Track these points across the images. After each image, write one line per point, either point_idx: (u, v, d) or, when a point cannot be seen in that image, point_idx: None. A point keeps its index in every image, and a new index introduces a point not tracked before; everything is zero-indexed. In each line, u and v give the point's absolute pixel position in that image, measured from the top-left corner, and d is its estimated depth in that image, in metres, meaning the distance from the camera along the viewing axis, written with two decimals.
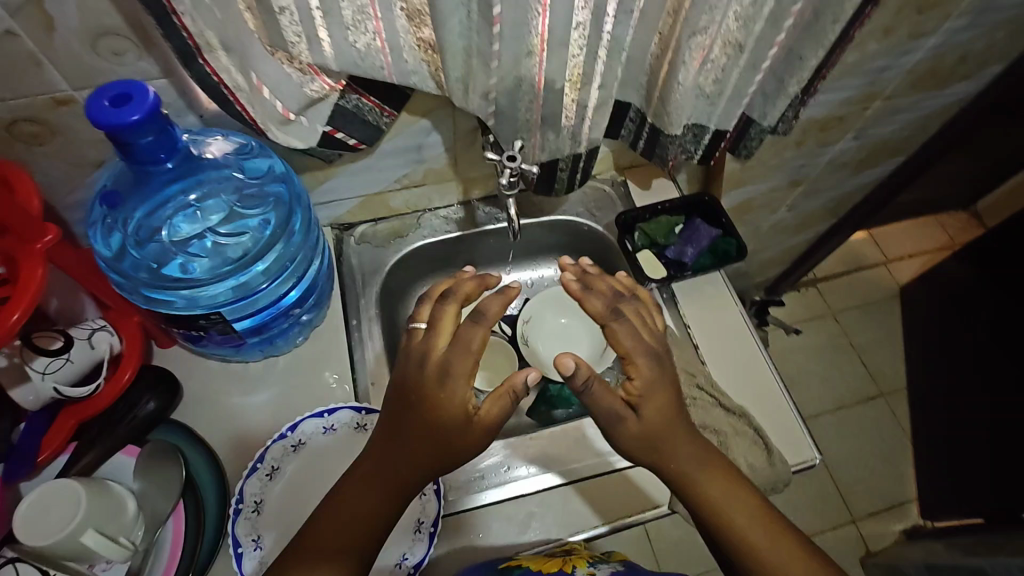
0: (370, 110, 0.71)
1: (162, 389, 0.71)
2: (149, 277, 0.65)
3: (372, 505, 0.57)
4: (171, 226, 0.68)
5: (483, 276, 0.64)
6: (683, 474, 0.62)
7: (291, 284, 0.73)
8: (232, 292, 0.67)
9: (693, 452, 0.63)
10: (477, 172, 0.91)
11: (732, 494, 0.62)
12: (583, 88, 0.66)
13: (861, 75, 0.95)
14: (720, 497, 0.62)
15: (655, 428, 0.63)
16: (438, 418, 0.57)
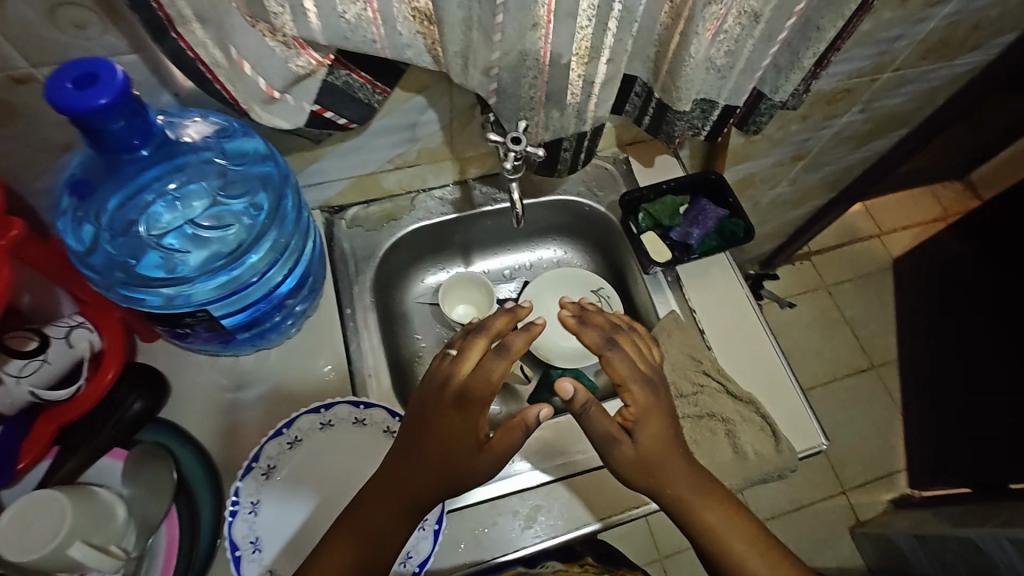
0: (361, 87, 0.65)
1: (146, 388, 0.69)
2: (124, 275, 0.60)
3: (384, 527, 0.58)
4: (147, 217, 0.63)
5: (514, 309, 0.68)
6: (685, 504, 0.64)
7: (282, 275, 0.68)
8: (223, 288, 0.63)
9: (694, 480, 0.65)
10: (473, 150, 0.87)
11: (731, 522, 0.64)
12: (591, 63, 0.61)
13: (874, 45, 0.91)
14: (719, 525, 0.64)
15: (654, 455, 0.64)
16: (448, 441, 0.60)
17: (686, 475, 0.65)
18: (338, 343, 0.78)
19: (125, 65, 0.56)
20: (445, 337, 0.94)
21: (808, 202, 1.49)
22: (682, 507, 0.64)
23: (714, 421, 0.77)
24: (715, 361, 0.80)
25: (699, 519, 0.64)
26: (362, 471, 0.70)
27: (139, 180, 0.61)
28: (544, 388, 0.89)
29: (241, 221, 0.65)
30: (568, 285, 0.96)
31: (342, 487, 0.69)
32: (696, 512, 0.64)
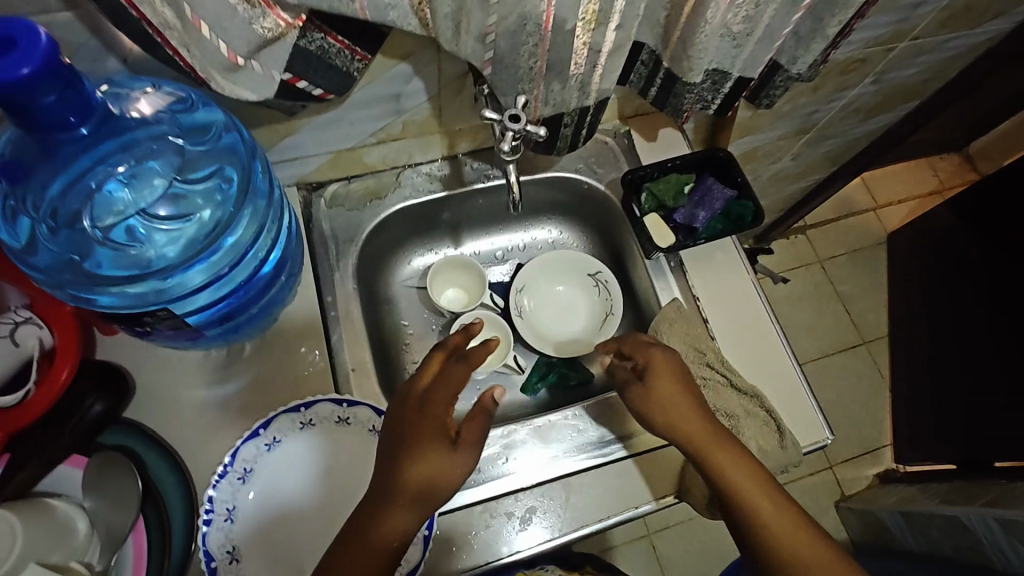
0: (338, 53, 0.58)
1: (108, 389, 0.62)
2: (69, 274, 0.54)
3: (394, 483, 0.55)
4: (93, 207, 0.55)
5: (467, 328, 0.71)
6: (698, 441, 0.64)
7: (252, 268, 0.63)
8: (205, 275, 0.58)
9: (707, 422, 0.65)
10: (463, 123, 0.79)
11: (744, 465, 0.62)
12: (598, 29, 0.54)
13: (897, 12, 0.84)
14: (732, 466, 0.62)
15: (662, 396, 0.67)
16: (427, 430, 0.58)
17: (699, 417, 0.65)
18: (319, 334, 0.73)
19: (59, 24, 0.48)
20: (434, 324, 0.88)
21: (808, 176, 1.44)
22: (695, 446, 0.64)
23: (717, 417, 0.73)
24: (719, 353, 0.76)
25: (711, 462, 0.62)
26: (346, 473, 0.67)
27: (79, 164, 0.52)
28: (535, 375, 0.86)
29: (202, 211, 0.58)
30: (563, 268, 0.90)
31: (326, 492, 0.66)
32: (708, 450, 0.63)
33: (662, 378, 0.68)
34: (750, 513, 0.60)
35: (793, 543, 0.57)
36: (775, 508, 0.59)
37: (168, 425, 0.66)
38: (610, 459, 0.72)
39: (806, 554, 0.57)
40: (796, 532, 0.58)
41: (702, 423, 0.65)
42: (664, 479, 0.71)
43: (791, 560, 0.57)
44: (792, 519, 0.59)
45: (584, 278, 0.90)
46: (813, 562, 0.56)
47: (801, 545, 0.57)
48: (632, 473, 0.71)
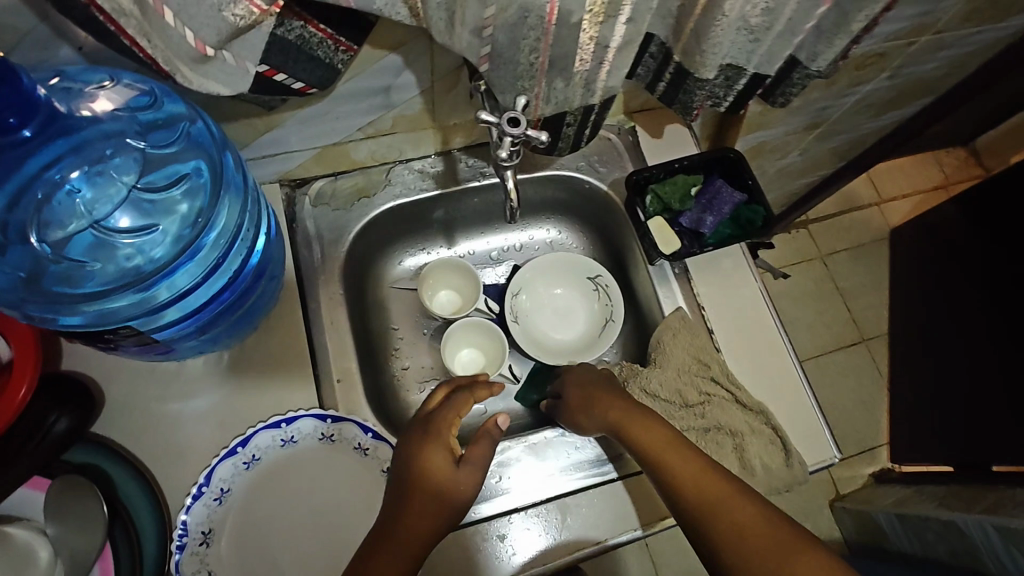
0: (320, 43, 0.52)
1: (72, 405, 0.58)
2: (23, 293, 0.50)
3: (419, 475, 0.57)
4: (43, 221, 0.52)
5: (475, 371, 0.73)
6: (617, 416, 0.65)
7: (241, 261, 0.59)
8: (195, 273, 0.55)
9: (626, 402, 0.66)
10: (458, 118, 0.74)
11: (657, 430, 0.62)
12: (607, 22, 0.49)
13: (921, 5, 0.79)
14: (649, 431, 0.62)
15: (580, 393, 0.70)
16: (433, 447, 0.58)
17: (619, 399, 0.67)
18: (303, 344, 0.69)
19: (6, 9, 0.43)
20: (426, 328, 0.84)
21: (815, 171, 1.39)
22: (617, 424, 0.64)
23: (722, 435, 0.70)
24: (725, 367, 0.72)
25: (629, 436, 0.62)
26: (330, 493, 0.63)
27: (24, 172, 0.50)
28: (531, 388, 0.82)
29: (174, 217, 0.55)
30: (562, 271, 0.86)
31: (310, 514, 0.62)
32: (626, 421, 0.64)
33: (575, 385, 0.71)
34: (665, 472, 0.58)
35: (697, 483, 0.55)
36: (683, 458, 0.58)
37: (140, 442, 0.63)
38: (606, 481, 0.69)
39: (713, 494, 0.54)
40: (702, 478, 0.56)
41: (626, 404, 0.66)
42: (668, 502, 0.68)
43: (700, 506, 0.54)
44: (698, 465, 0.57)
45: (584, 282, 0.86)
46: (722, 502, 0.53)
47: (707, 485, 0.55)
48: (631, 494, 0.68)
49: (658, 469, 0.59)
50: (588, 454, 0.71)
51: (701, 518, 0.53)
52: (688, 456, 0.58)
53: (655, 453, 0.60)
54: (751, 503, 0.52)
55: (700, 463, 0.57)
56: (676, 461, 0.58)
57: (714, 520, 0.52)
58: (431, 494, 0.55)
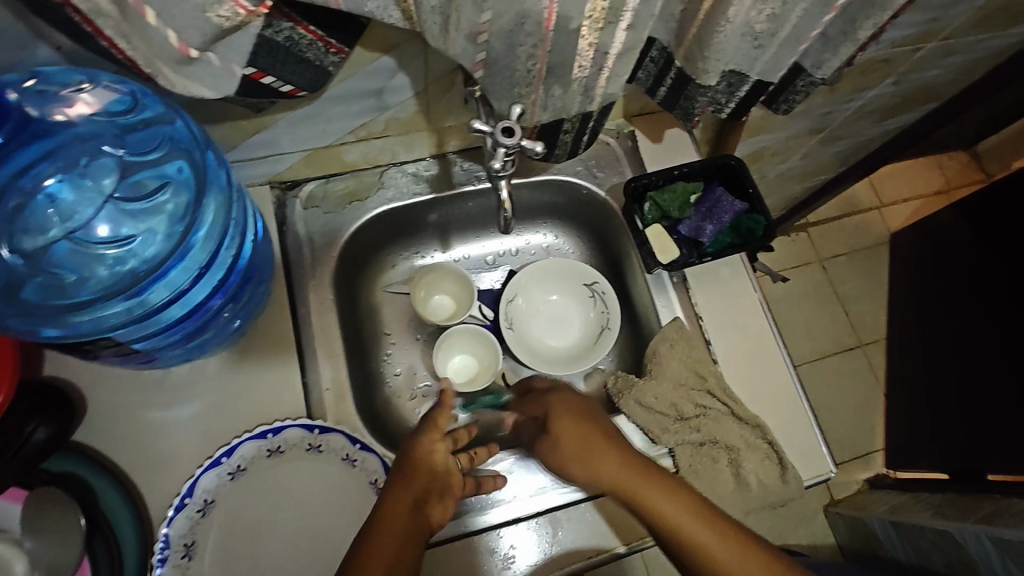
0: (309, 45, 0.50)
1: (53, 413, 0.57)
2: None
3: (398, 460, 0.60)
4: (18, 230, 0.51)
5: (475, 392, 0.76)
6: (626, 484, 0.58)
7: (235, 256, 0.58)
8: (188, 273, 0.54)
9: (633, 460, 0.59)
10: (453, 120, 0.72)
11: (679, 501, 0.55)
12: (607, 28, 0.47)
13: (928, 12, 0.77)
14: (666, 507, 0.55)
15: (569, 442, 0.62)
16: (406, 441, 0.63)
17: (622, 459, 0.60)
18: (292, 352, 0.67)
19: None
20: (418, 334, 0.83)
21: (816, 175, 1.37)
22: (630, 493, 0.57)
23: (717, 448, 0.69)
24: (721, 379, 0.71)
25: (642, 505, 0.56)
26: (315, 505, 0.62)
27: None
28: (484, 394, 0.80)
29: (160, 222, 0.54)
30: (558, 277, 0.84)
31: (295, 527, 0.61)
32: (643, 492, 0.56)
33: (564, 423, 0.64)
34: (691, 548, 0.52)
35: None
36: (720, 540, 0.52)
37: (123, 451, 0.61)
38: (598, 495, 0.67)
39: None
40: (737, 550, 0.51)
41: (636, 468, 0.59)
42: None
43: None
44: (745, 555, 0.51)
45: (580, 289, 0.84)
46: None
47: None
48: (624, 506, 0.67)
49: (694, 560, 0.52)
50: None
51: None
52: (731, 543, 0.52)
53: (684, 538, 0.53)
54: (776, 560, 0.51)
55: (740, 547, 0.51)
56: (715, 546, 0.51)
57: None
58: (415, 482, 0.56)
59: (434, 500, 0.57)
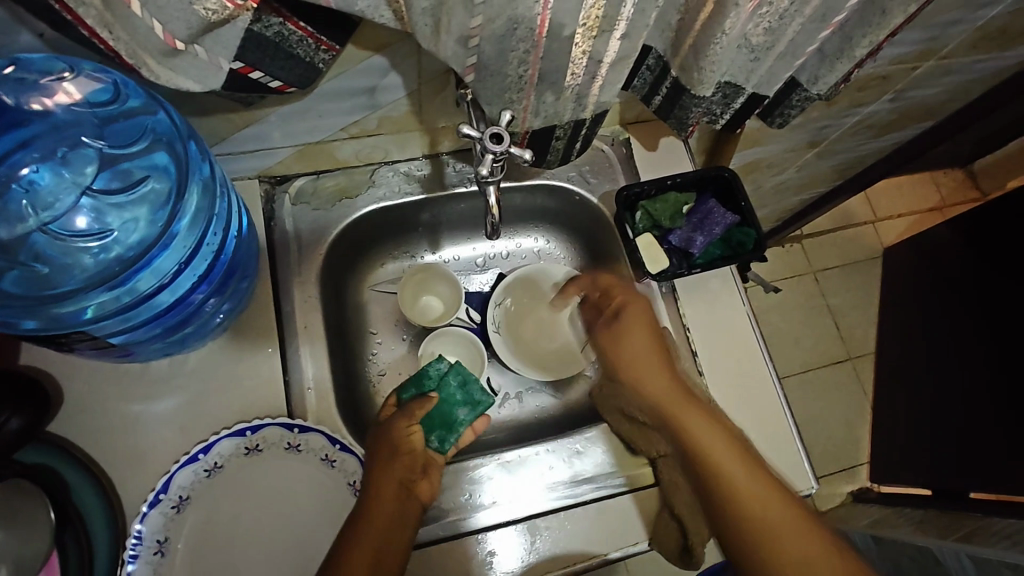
0: (300, 41, 0.50)
1: (28, 404, 0.55)
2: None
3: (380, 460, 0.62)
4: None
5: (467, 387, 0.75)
6: (685, 431, 0.61)
7: (221, 243, 0.57)
8: (170, 263, 0.53)
9: (695, 410, 0.63)
10: (447, 121, 0.72)
11: (727, 441, 0.60)
12: (600, 37, 0.47)
13: (926, 31, 0.77)
14: (714, 438, 0.60)
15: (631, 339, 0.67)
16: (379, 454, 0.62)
17: (669, 376, 0.65)
18: (274, 349, 0.67)
19: None
20: (405, 334, 0.82)
21: (811, 188, 1.37)
22: (688, 441, 0.61)
23: None
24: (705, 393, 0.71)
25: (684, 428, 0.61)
26: (290, 506, 0.61)
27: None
28: (436, 426, 0.67)
29: (142, 214, 0.53)
30: (548, 282, 0.84)
31: (271, 526, 0.61)
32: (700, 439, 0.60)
33: (636, 320, 0.68)
34: (720, 472, 0.58)
35: (779, 528, 0.55)
36: (747, 478, 0.57)
37: (98, 445, 0.60)
38: (581, 504, 0.67)
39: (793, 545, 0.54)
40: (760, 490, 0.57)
41: (699, 419, 0.62)
42: (643, 527, 0.67)
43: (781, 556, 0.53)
44: (783, 510, 0.56)
45: None
46: (799, 555, 0.53)
47: (783, 527, 0.55)
48: (606, 517, 0.66)
49: (735, 507, 0.56)
50: (564, 474, 0.69)
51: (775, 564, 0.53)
52: (768, 489, 0.57)
53: (728, 482, 0.57)
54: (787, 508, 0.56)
55: (781, 504, 0.56)
56: (744, 479, 0.57)
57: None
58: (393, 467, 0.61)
59: (419, 476, 0.63)
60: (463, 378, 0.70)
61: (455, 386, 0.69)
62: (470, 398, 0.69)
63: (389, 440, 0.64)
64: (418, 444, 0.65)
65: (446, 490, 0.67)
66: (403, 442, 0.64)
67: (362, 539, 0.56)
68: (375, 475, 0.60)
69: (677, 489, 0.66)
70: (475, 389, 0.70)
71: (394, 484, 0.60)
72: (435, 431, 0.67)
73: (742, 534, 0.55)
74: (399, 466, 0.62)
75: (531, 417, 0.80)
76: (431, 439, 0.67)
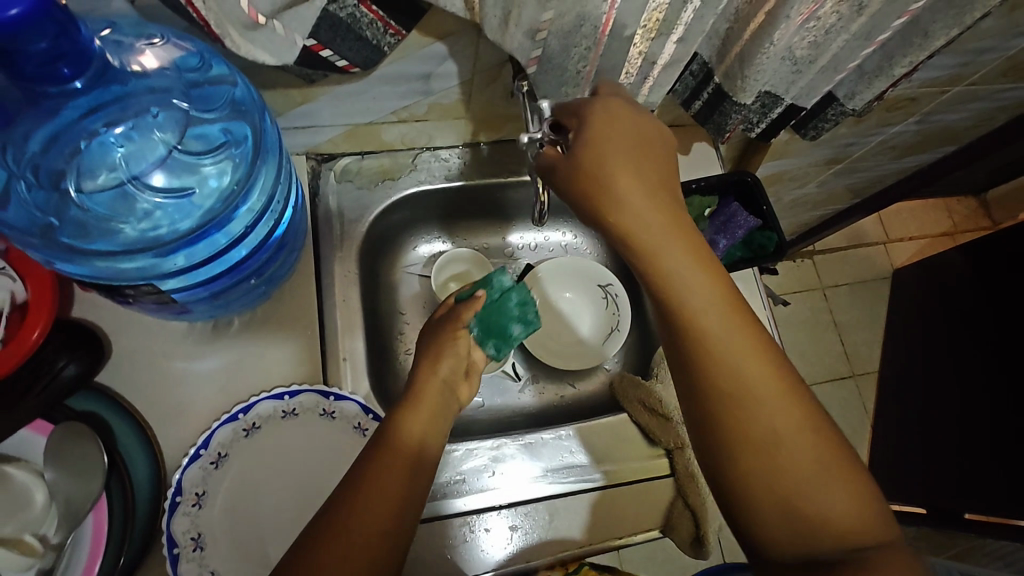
0: (370, 24, 0.52)
1: (83, 350, 0.58)
2: (40, 240, 0.50)
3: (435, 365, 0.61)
4: (77, 171, 0.51)
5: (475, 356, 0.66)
6: (680, 288, 0.50)
7: (269, 227, 0.60)
8: (223, 238, 0.55)
9: (695, 277, 0.50)
10: (491, 113, 0.74)
11: (738, 352, 0.49)
12: (658, 39, 0.51)
13: (960, 56, 0.79)
14: (725, 347, 0.49)
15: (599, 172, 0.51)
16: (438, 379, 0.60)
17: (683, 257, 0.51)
18: (314, 317, 0.69)
19: None
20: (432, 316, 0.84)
21: (829, 205, 1.39)
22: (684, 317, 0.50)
23: None
24: None
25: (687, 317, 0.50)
26: (323, 470, 0.63)
27: (63, 118, 0.49)
28: (492, 336, 0.67)
29: (210, 185, 0.55)
30: (570, 274, 0.87)
31: (303, 488, 0.62)
32: (697, 312, 0.49)
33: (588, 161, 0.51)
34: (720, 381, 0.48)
35: (768, 409, 0.47)
36: (769, 394, 0.48)
37: (143, 398, 0.63)
38: (598, 486, 0.70)
39: (781, 427, 0.47)
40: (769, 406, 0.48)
41: (707, 280, 0.50)
42: (653, 513, 0.70)
43: (757, 447, 0.47)
44: (774, 377, 0.49)
45: (594, 289, 0.86)
46: (782, 441, 0.47)
47: (761, 414, 0.47)
48: (621, 501, 0.70)
49: (725, 398, 0.48)
50: (581, 461, 0.71)
51: (756, 462, 0.47)
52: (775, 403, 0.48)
53: (711, 367, 0.49)
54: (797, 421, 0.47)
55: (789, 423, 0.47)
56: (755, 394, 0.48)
57: (769, 471, 0.46)
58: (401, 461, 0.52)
59: (444, 418, 0.59)
60: (523, 298, 0.70)
61: (515, 304, 0.69)
62: (525, 317, 0.70)
63: (435, 342, 0.63)
64: (464, 345, 0.63)
65: (460, 468, 0.69)
66: (449, 342, 0.63)
67: (358, 532, 0.47)
68: (371, 473, 0.51)
69: (694, 482, 0.68)
70: (531, 310, 0.70)
71: (407, 478, 0.52)
72: (491, 340, 0.68)
73: (719, 425, 0.48)
74: (433, 400, 0.58)
75: (550, 403, 0.83)
76: (487, 347, 0.67)
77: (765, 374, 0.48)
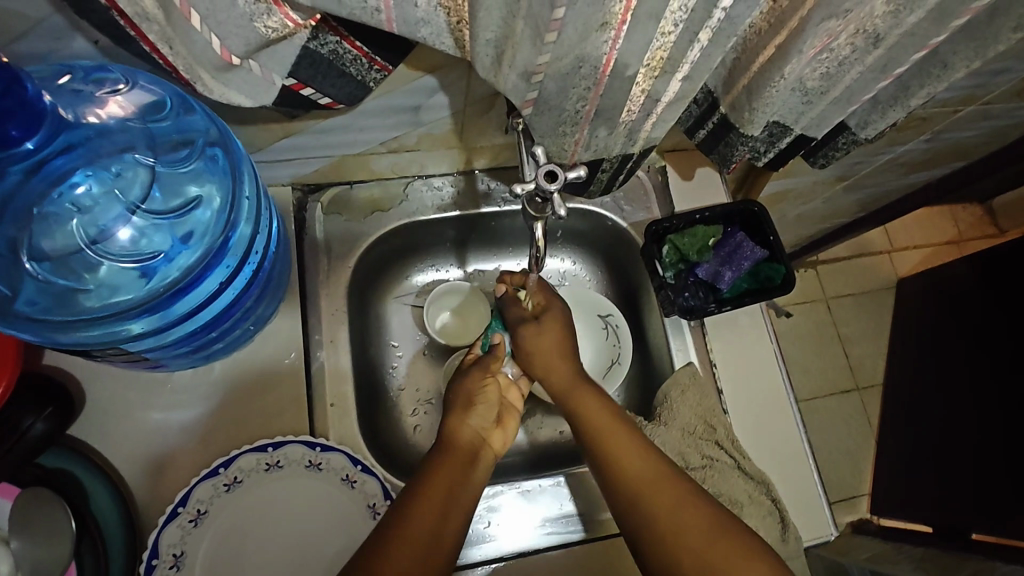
0: (353, 60, 0.48)
1: (51, 408, 0.55)
2: None
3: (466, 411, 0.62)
4: (34, 233, 0.49)
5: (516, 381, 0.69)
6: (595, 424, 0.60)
7: (261, 258, 0.57)
8: (219, 280, 0.53)
9: (606, 407, 0.61)
10: (486, 141, 0.71)
11: (638, 453, 0.57)
12: (662, 77, 0.47)
13: (976, 77, 0.76)
14: (618, 444, 0.58)
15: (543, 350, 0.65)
16: (472, 417, 0.62)
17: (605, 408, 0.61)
18: (300, 359, 0.66)
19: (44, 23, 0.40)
20: (425, 350, 0.79)
21: (834, 219, 1.36)
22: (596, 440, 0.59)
23: (720, 502, 0.69)
24: (731, 431, 0.72)
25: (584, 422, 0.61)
26: (308, 525, 0.60)
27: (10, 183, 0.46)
28: None
29: (193, 227, 0.52)
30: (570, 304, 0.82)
31: (286, 545, 0.59)
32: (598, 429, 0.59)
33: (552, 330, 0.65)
34: (625, 480, 0.55)
35: (669, 502, 0.53)
36: (663, 487, 0.54)
37: (119, 452, 0.60)
38: (599, 536, 0.66)
39: (672, 507, 0.52)
40: (660, 487, 0.54)
41: (609, 421, 0.60)
42: None
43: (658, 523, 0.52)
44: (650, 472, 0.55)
45: (593, 319, 0.82)
46: (679, 511, 0.52)
47: (663, 491, 0.53)
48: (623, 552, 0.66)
49: (639, 493, 0.54)
50: (580, 508, 0.68)
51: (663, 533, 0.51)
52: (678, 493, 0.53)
53: (611, 458, 0.57)
54: (691, 498, 0.53)
55: (672, 497, 0.53)
56: (656, 484, 0.54)
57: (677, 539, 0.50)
58: (430, 508, 0.52)
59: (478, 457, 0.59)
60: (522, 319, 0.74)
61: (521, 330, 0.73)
62: None
63: (463, 394, 0.63)
64: (494, 392, 0.65)
65: None
66: (477, 395, 0.63)
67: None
68: (411, 509, 0.51)
69: None
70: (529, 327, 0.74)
71: (437, 521, 0.51)
72: None
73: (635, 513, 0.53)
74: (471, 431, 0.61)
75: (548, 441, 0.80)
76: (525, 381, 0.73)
77: (649, 465, 0.56)
